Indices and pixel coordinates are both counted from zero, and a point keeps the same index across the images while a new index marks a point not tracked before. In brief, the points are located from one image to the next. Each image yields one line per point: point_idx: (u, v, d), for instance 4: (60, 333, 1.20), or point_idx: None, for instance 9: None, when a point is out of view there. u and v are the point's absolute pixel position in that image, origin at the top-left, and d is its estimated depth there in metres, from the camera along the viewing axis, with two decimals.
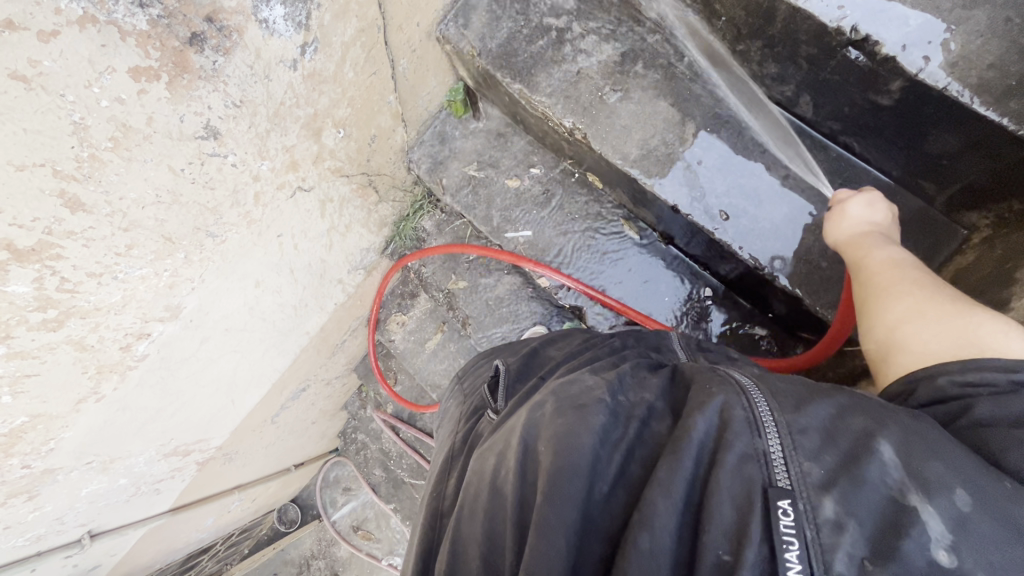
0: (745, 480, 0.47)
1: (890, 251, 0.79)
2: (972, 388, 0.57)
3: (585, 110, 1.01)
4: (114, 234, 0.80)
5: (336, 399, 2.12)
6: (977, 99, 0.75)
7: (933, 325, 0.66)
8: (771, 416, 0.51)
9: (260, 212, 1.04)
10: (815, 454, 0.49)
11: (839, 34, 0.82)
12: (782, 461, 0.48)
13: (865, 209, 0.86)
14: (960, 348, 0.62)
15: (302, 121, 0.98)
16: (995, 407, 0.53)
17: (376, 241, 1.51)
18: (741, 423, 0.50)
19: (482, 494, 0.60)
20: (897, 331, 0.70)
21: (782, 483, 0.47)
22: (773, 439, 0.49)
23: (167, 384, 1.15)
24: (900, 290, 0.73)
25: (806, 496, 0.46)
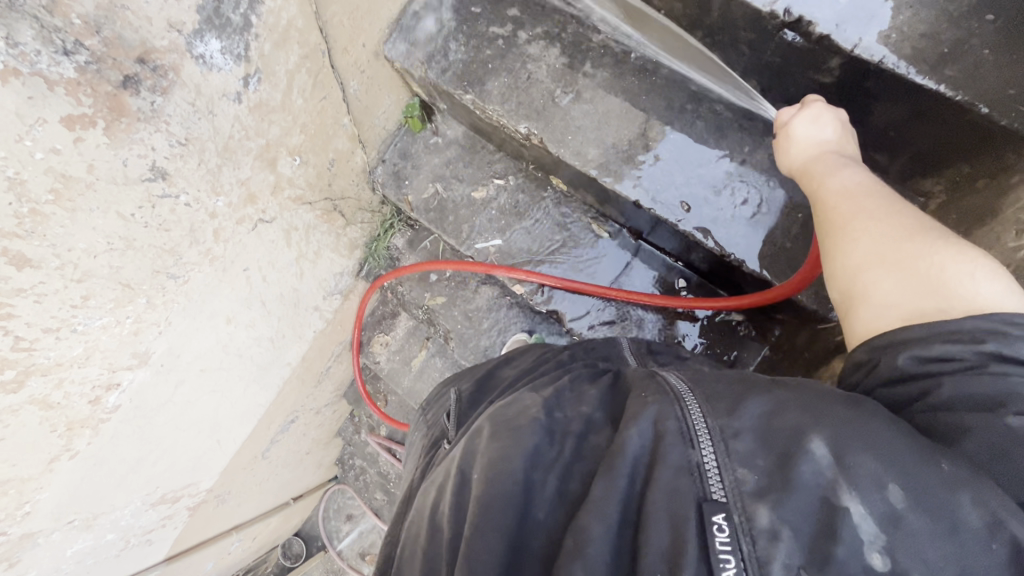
0: (679, 494, 0.51)
1: (844, 174, 0.78)
2: (930, 366, 0.58)
3: (538, 114, 1.00)
4: (67, 286, 0.79)
5: (328, 427, 2.09)
6: (913, 70, 0.76)
7: (895, 263, 0.66)
8: (705, 426, 0.55)
9: (222, 248, 1.02)
10: (747, 460, 0.52)
11: (774, 17, 0.83)
12: (716, 470, 0.52)
13: (812, 127, 0.85)
14: (925, 296, 0.62)
15: (254, 153, 0.96)
16: (960, 388, 0.55)
17: (349, 263, 1.48)
18: (674, 436, 0.55)
19: (423, 535, 0.62)
20: (858, 277, 0.68)
21: (716, 496, 0.51)
22: (706, 450, 0.54)
23: (145, 432, 1.14)
24: (858, 221, 0.71)
25: (740, 506, 0.50)
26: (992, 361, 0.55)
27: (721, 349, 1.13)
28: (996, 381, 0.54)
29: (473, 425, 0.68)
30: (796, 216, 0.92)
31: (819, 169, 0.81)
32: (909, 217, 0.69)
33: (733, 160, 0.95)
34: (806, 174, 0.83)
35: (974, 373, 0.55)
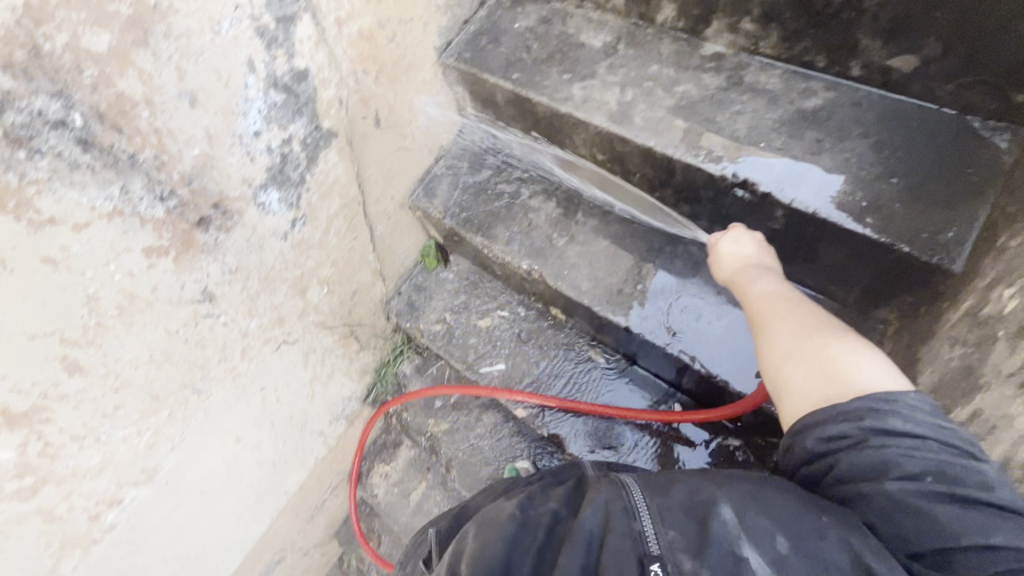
0: (625, 553, 0.62)
1: (761, 279, 0.87)
2: (831, 444, 0.69)
3: (538, 253, 1.16)
4: (105, 395, 0.86)
5: (313, 572, 1.93)
6: (845, 217, 0.81)
7: (805, 360, 0.76)
8: (644, 502, 0.67)
9: (246, 366, 1.10)
10: (675, 526, 0.64)
11: (725, 179, 0.89)
12: (653, 534, 0.63)
13: (735, 245, 0.92)
14: (831, 386, 0.73)
15: (289, 282, 1.09)
16: (854, 463, 0.66)
17: (358, 388, 1.54)
18: (620, 512, 0.66)
19: None
20: (780, 373, 0.78)
21: (653, 551, 0.62)
22: (645, 521, 0.65)
23: (131, 559, 1.10)
24: (774, 324, 0.82)
25: (671, 559, 0.60)
26: (874, 434, 0.66)
27: None
28: (876, 452, 0.65)
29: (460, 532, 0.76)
30: None
31: (741, 279, 0.89)
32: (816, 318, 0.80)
33: (710, 292, 1.06)
34: (733, 285, 0.90)
35: (861, 446, 0.66)
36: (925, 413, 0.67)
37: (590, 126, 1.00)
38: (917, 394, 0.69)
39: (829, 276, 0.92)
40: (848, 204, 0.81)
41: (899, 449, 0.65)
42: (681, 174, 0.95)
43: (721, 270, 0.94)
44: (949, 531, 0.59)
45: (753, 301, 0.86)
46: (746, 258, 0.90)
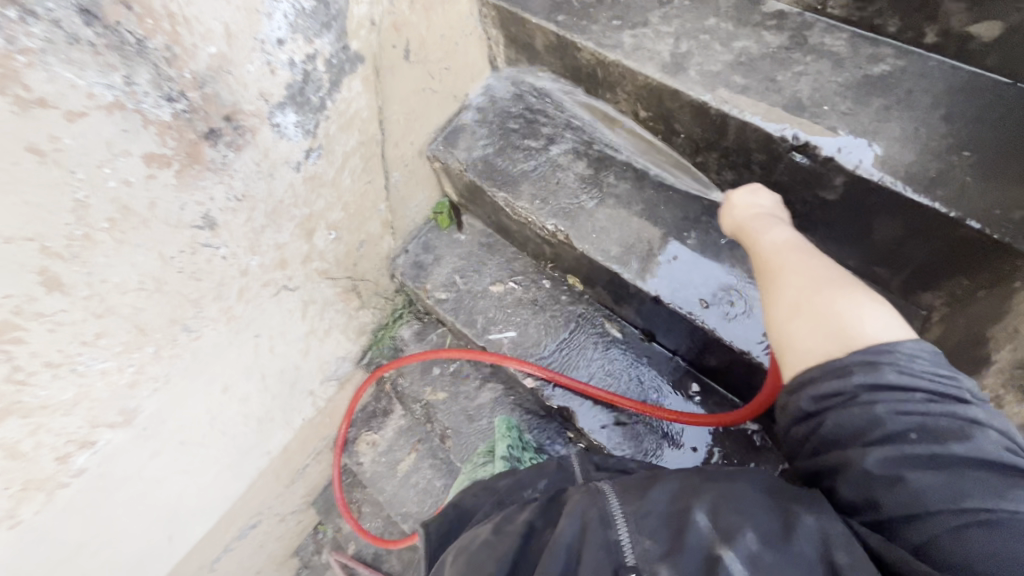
0: (601, 567, 0.63)
1: (774, 229, 0.85)
2: (821, 403, 0.67)
3: (566, 214, 1.09)
4: (86, 320, 0.77)
5: (287, 541, 1.85)
6: (910, 188, 0.76)
7: (807, 311, 0.73)
8: (619, 511, 0.67)
9: (241, 308, 1.01)
10: (652, 534, 0.64)
11: (783, 141, 0.84)
12: (629, 544, 0.64)
13: (750, 197, 0.90)
14: (830, 336, 0.70)
15: (296, 220, 1.00)
16: (841, 422, 0.65)
17: (353, 348, 1.45)
18: (595, 521, 0.66)
19: None
20: (778, 325, 0.77)
21: (629, 562, 0.63)
22: (621, 530, 0.65)
23: (99, 510, 1.01)
24: (780, 272, 0.80)
25: (647, 569, 0.61)
26: (863, 391, 0.64)
27: (738, 459, 1.08)
28: (865, 408, 0.63)
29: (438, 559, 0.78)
30: None
31: (752, 228, 0.87)
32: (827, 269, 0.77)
33: (746, 267, 1.00)
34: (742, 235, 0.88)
35: (850, 403, 0.65)
36: (921, 363, 0.64)
37: (639, 76, 0.94)
38: (915, 342, 0.66)
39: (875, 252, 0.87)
40: (916, 174, 0.76)
41: (889, 403, 0.63)
42: (734, 133, 0.89)
43: (731, 223, 0.92)
44: (926, 499, 0.58)
45: (762, 249, 0.84)
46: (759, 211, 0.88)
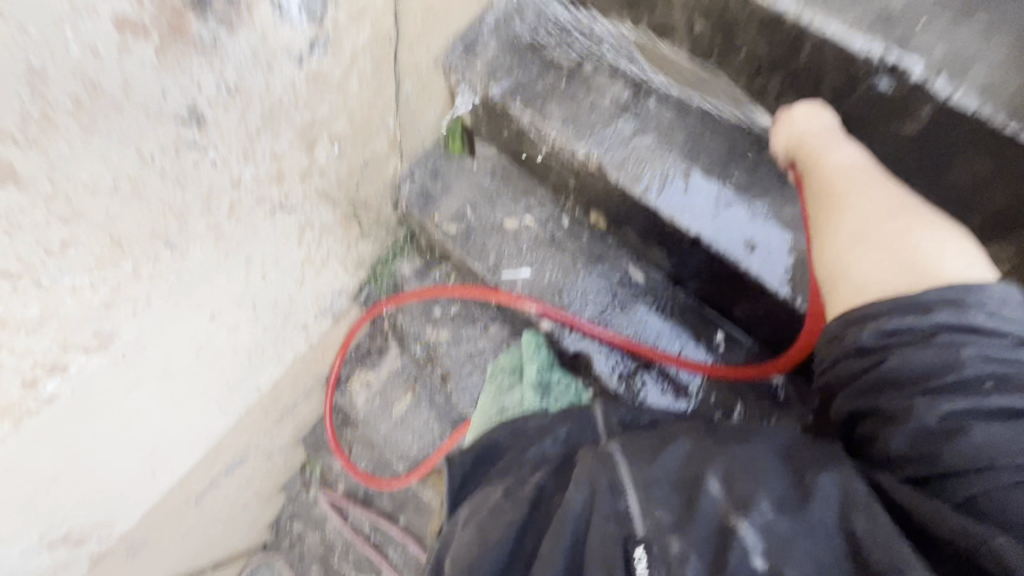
0: (608, 539, 0.59)
1: (842, 147, 0.80)
2: (891, 338, 0.65)
3: (599, 140, 0.99)
4: (50, 224, 0.65)
5: (274, 478, 1.81)
6: (1012, 122, 0.68)
7: (879, 242, 0.72)
8: (628, 477, 0.62)
9: (232, 227, 0.89)
10: (663, 502, 0.60)
11: (868, 63, 0.74)
12: (639, 514, 0.60)
13: (810, 110, 0.81)
14: (904, 270, 0.69)
15: (296, 127, 0.87)
16: (913, 361, 0.62)
17: (350, 283, 1.34)
18: (605, 489, 0.62)
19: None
20: (842, 256, 0.74)
21: (639, 533, 0.59)
22: (631, 498, 0.61)
23: (76, 441, 0.92)
24: (848, 200, 0.76)
25: (658, 540, 0.57)
26: (945, 330, 0.62)
27: (760, 413, 1.04)
28: (945, 348, 0.61)
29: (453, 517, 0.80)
30: None
31: (814, 146, 0.79)
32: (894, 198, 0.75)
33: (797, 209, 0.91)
34: (802, 153, 0.80)
35: (927, 342, 0.62)
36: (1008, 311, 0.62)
37: None
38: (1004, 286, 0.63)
39: (944, 196, 0.80)
40: (1019, 105, 0.68)
41: (972, 345, 0.61)
42: (809, 52, 0.79)
43: (784, 139, 0.84)
44: (997, 450, 0.56)
45: (827, 173, 0.79)
46: (828, 127, 0.80)
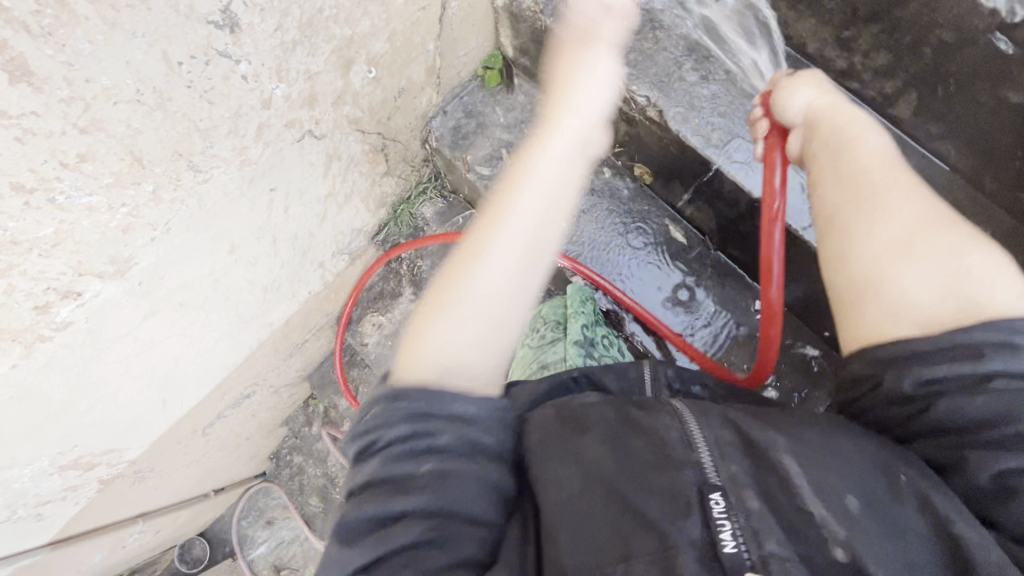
0: (684, 484, 0.58)
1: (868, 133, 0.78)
2: (936, 384, 0.62)
3: (662, 86, 0.91)
4: (66, 134, 0.57)
5: (278, 412, 1.80)
6: None
7: (919, 254, 0.69)
8: (699, 433, 0.62)
9: (258, 152, 0.81)
10: (732, 456, 0.60)
11: (993, 16, 0.67)
12: (711, 465, 0.59)
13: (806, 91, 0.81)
14: (952, 296, 0.65)
15: (335, 43, 0.78)
16: (962, 404, 0.60)
17: (370, 222, 1.27)
18: (675, 440, 0.62)
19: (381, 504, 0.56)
20: (879, 265, 0.70)
21: (714, 480, 0.58)
22: (703, 452, 0.60)
23: (88, 369, 0.88)
24: (888, 199, 0.73)
25: (733, 491, 0.57)
26: (1000, 375, 0.59)
27: (794, 386, 1.01)
28: (1002, 396, 0.59)
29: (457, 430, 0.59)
30: None
31: (849, 133, 0.78)
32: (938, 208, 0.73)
33: None
34: (834, 141, 0.78)
35: (982, 388, 0.60)
36: None
37: None
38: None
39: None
40: None
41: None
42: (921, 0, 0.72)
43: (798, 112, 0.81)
44: None
45: (860, 162, 0.76)
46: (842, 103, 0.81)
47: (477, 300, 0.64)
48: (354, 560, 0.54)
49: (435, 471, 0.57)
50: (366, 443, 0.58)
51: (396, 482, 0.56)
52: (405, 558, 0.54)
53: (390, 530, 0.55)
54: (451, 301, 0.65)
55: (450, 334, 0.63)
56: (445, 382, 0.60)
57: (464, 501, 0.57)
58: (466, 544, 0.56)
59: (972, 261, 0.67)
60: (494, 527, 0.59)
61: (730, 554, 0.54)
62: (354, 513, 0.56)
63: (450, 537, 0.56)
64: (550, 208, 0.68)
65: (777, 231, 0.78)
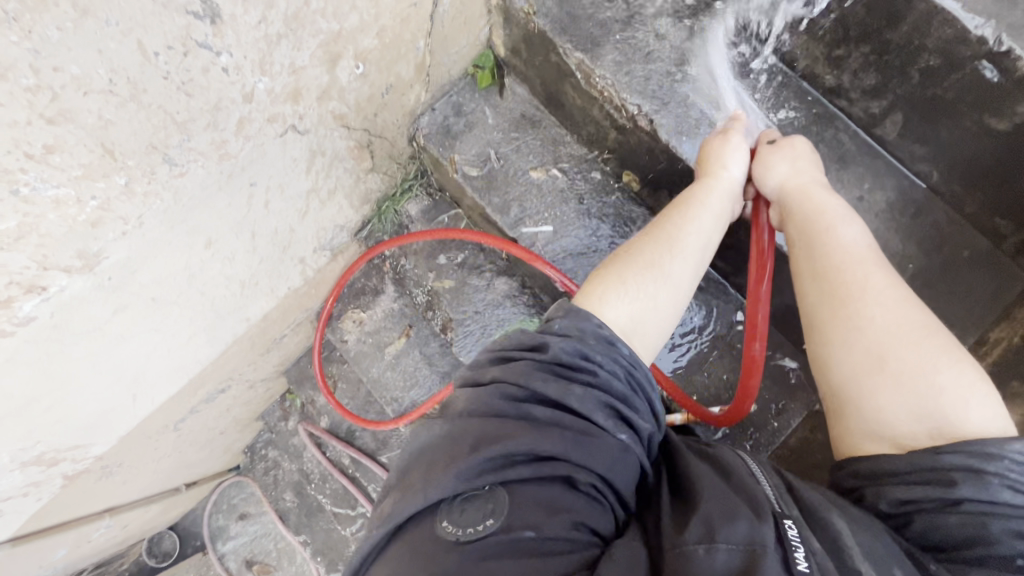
0: (758, 501, 0.67)
1: (846, 231, 0.81)
2: (911, 505, 0.67)
3: (654, 94, 0.90)
4: (32, 124, 0.54)
5: (253, 406, 1.77)
6: None
7: (890, 369, 0.73)
8: (761, 472, 0.73)
9: (238, 146, 0.79)
10: (784, 501, 0.68)
11: (980, 44, 0.68)
12: (774, 496, 0.68)
13: (788, 168, 0.85)
14: (923, 419, 0.70)
15: (321, 38, 0.76)
16: (933, 524, 0.65)
17: (353, 218, 1.24)
18: (746, 471, 0.72)
19: (533, 467, 0.66)
20: (852, 381, 0.75)
21: (780, 510, 0.66)
22: (766, 483, 0.70)
23: (53, 364, 0.85)
24: (866, 309, 0.76)
25: (796, 522, 0.64)
26: (970, 500, 0.64)
27: (773, 397, 1.02)
28: (970, 519, 0.63)
29: (601, 417, 0.71)
30: (905, 266, 0.84)
31: (818, 224, 0.81)
32: (913, 311, 0.76)
33: (850, 195, 0.86)
34: (808, 232, 0.82)
35: (951, 511, 0.65)
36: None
37: None
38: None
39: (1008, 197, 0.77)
40: None
41: (996, 518, 0.63)
42: (911, 23, 0.73)
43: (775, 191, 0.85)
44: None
45: (835, 265, 0.80)
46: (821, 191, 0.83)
47: (648, 293, 0.82)
48: (513, 473, 0.65)
49: (616, 444, 0.70)
50: (564, 378, 0.72)
51: (576, 431, 0.69)
52: (551, 500, 0.65)
53: (551, 466, 0.66)
54: (625, 287, 0.81)
55: (619, 312, 0.80)
56: (648, 387, 0.77)
57: (617, 480, 0.70)
58: (598, 516, 0.67)
59: (943, 377, 0.71)
60: (615, 513, 0.70)
61: (803, 571, 0.59)
62: (527, 430, 0.67)
63: (591, 500, 0.67)
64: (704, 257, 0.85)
65: (763, 289, 0.87)
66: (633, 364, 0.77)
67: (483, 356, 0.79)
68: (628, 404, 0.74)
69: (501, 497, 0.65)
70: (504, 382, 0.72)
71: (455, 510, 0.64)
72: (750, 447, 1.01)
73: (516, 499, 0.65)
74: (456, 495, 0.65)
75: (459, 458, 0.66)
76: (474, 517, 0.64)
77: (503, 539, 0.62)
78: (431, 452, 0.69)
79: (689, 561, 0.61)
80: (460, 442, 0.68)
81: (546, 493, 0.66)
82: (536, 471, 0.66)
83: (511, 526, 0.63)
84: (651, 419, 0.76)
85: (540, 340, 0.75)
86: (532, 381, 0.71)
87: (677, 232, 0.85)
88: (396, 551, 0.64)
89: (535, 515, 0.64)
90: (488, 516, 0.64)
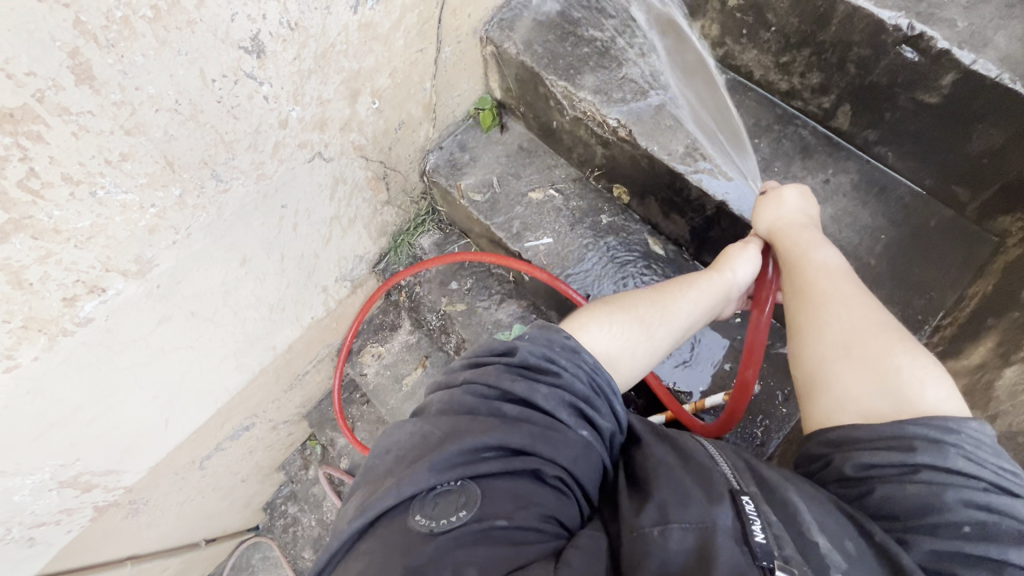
0: (717, 483, 0.67)
1: (822, 252, 0.87)
2: (872, 471, 0.69)
3: (629, 108, 1.03)
4: (113, 134, 0.68)
5: (274, 453, 1.79)
6: None
7: (857, 356, 0.77)
8: (726, 460, 0.73)
9: (274, 168, 0.92)
10: (744, 481, 0.69)
11: (896, 31, 0.80)
12: (734, 477, 0.69)
13: (789, 204, 0.91)
14: (887, 400, 0.72)
15: (344, 75, 0.92)
16: (892, 490, 0.66)
17: (372, 250, 1.35)
18: (701, 454, 0.73)
19: (498, 458, 0.67)
20: (822, 367, 0.79)
21: (740, 489, 0.67)
22: (725, 466, 0.71)
23: (102, 371, 0.93)
24: (833, 307, 0.82)
25: (756, 498, 0.66)
26: (927, 468, 0.65)
27: (776, 380, 1.05)
28: (928, 487, 0.64)
29: (570, 415, 0.72)
30: (878, 238, 0.93)
31: (801, 249, 0.88)
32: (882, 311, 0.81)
33: (817, 178, 0.98)
34: (791, 249, 0.88)
35: (910, 479, 0.66)
36: (983, 448, 0.67)
37: None
38: (978, 424, 0.68)
39: (954, 164, 0.86)
40: None
41: (950, 487, 0.64)
42: (837, 24, 0.86)
43: (766, 225, 0.92)
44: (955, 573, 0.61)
45: (813, 277, 0.85)
46: (802, 222, 0.90)
47: (630, 340, 0.86)
48: (482, 467, 0.66)
49: (579, 440, 0.71)
50: (530, 379, 0.74)
51: (544, 427, 0.70)
52: (520, 491, 0.65)
53: (521, 460, 0.67)
54: (610, 323, 0.87)
55: (598, 341, 0.85)
56: (612, 393, 0.78)
57: (582, 476, 0.71)
58: (565, 509, 0.67)
59: (903, 362, 0.74)
60: (581, 507, 0.70)
61: (761, 542, 0.60)
62: (495, 425, 0.68)
63: (558, 493, 0.68)
64: (708, 311, 0.93)
65: (761, 319, 0.96)
66: (596, 368, 0.79)
67: (455, 363, 0.82)
68: (591, 404, 0.75)
69: (472, 490, 0.65)
70: (474, 383, 0.75)
71: (428, 503, 0.64)
72: (761, 433, 1.02)
73: (485, 490, 0.65)
74: (428, 490, 0.64)
75: (430, 453, 0.67)
76: (447, 509, 0.63)
77: (475, 528, 0.61)
78: (401, 451, 0.69)
79: (645, 544, 0.62)
80: (430, 440, 0.69)
81: (514, 485, 0.66)
82: (506, 465, 0.66)
83: (482, 516, 0.63)
84: (614, 420, 0.78)
85: (510, 346, 0.78)
86: (501, 381, 0.73)
87: (671, 302, 0.90)
88: (365, 547, 0.63)
89: (507, 505, 0.64)
90: (461, 507, 0.63)
